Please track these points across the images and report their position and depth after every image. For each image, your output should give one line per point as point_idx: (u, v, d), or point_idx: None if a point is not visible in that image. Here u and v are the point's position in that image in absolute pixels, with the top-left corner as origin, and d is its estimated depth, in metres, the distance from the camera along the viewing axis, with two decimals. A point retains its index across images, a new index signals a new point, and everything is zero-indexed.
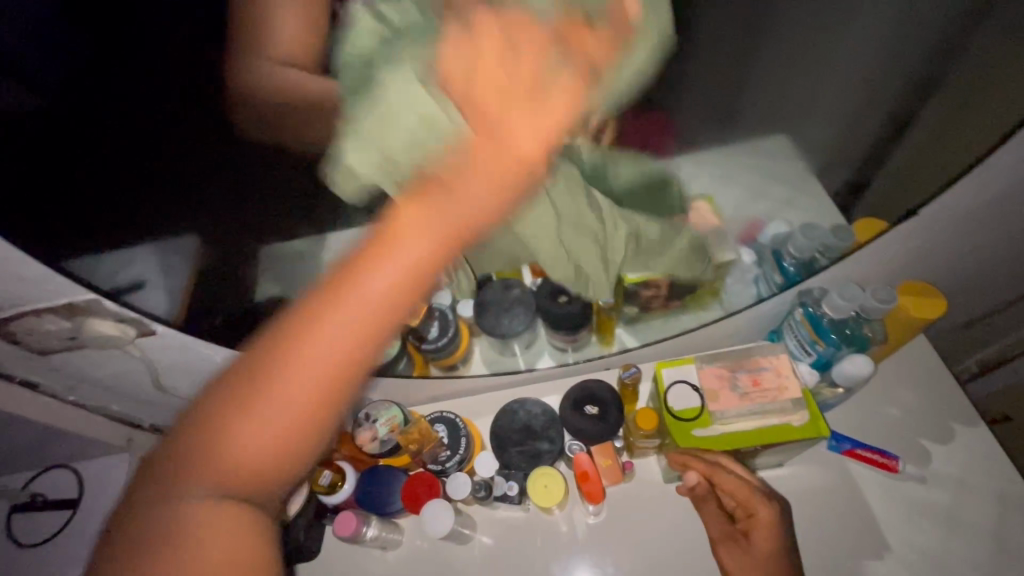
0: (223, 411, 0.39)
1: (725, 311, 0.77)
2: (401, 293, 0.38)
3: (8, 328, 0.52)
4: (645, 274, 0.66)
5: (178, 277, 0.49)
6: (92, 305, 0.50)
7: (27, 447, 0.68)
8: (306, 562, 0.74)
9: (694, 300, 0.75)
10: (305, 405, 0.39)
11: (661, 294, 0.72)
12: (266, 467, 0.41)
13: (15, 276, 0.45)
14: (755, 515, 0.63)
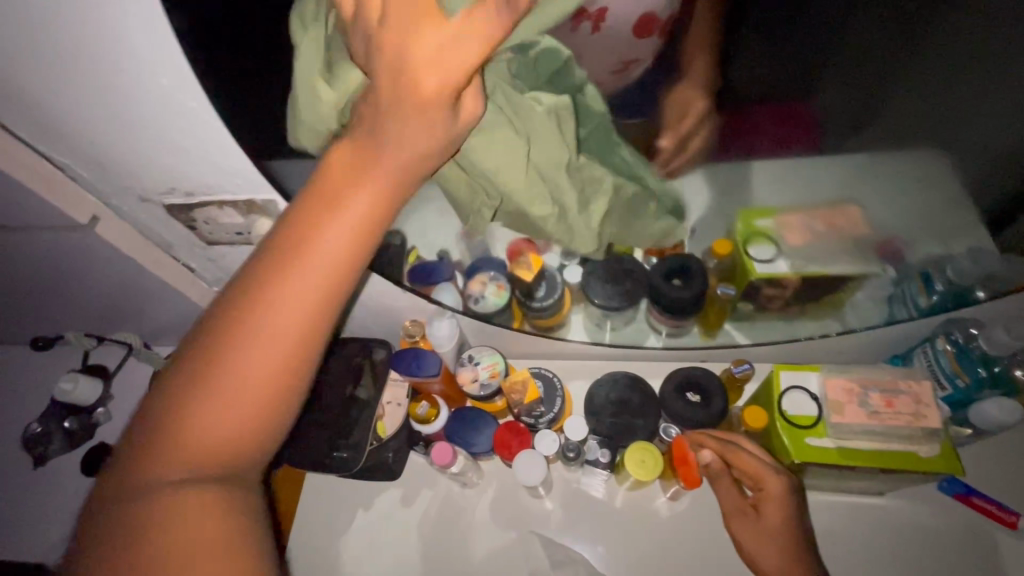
0: (269, 275, 0.40)
1: (842, 327, 0.72)
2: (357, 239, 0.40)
3: (192, 214, 0.57)
4: (774, 271, 0.64)
5: (310, 182, 0.50)
6: (268, 206, 0.54)
7: (169, 329, 0.73)
8: (390, 481, 0.79)
9: (817, 307, 0.71)
10: (323, 284, 0.41)
11: (784, 295, 0.69)
12: (299, 342, 0.41)
13: (216, 165, 0.49)
14: (764, 491, 0.62)
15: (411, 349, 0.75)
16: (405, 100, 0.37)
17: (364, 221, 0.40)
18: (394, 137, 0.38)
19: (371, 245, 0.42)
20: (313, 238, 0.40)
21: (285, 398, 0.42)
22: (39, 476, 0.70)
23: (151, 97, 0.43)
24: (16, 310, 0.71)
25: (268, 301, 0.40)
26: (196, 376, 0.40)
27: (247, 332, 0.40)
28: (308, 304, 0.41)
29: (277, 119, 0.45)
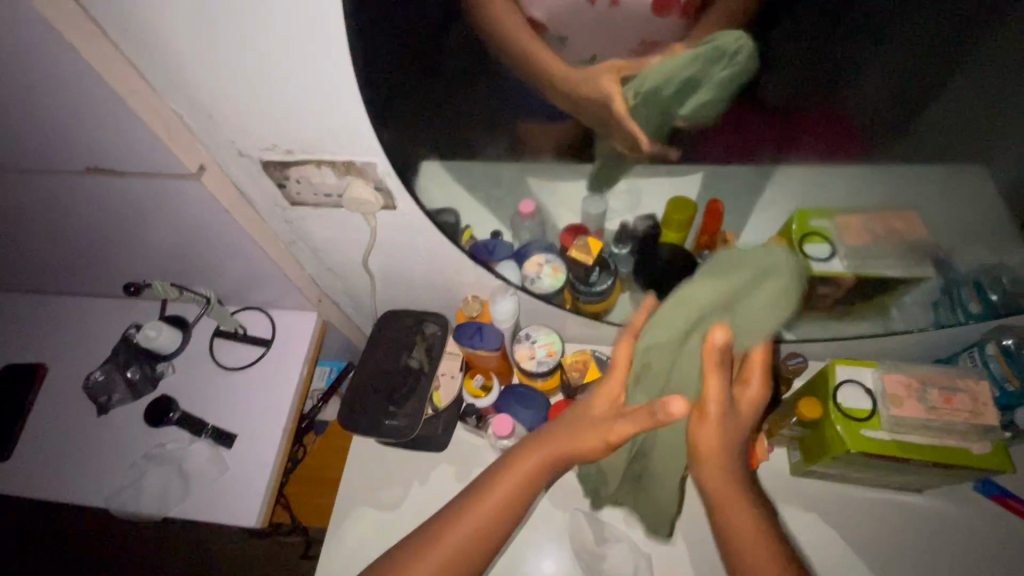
0: (526, 461, 0.54)
1: (882, 329, 0.74)
2: (561, 459, 0.53)
3: (286, 172, 0.58)
4: (832, 270, 0.64)
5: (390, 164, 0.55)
6: (367, 168, 0.56)
7: (235, 287, 0.74)
8: (434, 451, 0.81)
9: (865, 306, 0.73)
10: (540, 480, 0.55)
11: (835, 295, 0.70)
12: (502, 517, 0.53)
13: (327, 123, 0.50)
14: (746, 382, 0.51)
15: (473, 322, 0.77)
16: (614, 396, 0.52)
17: (575, 443, 0.52)
18: (596, 414, 0.52)
19: (558, 475, 0.56)
20: (542, 441, 0.55)
21: (485, 551, 0.54)
22: (102, 424, 0.71)
23: (284, 51, 0.44)
24: (88, 259, 0.72)
25: (497, 485, 0.54)
26: (469, 507, 0.54)
27: (478, 505, 0.53)
28: (522, 487, 0.54)
29: (354, 109, 0.49)
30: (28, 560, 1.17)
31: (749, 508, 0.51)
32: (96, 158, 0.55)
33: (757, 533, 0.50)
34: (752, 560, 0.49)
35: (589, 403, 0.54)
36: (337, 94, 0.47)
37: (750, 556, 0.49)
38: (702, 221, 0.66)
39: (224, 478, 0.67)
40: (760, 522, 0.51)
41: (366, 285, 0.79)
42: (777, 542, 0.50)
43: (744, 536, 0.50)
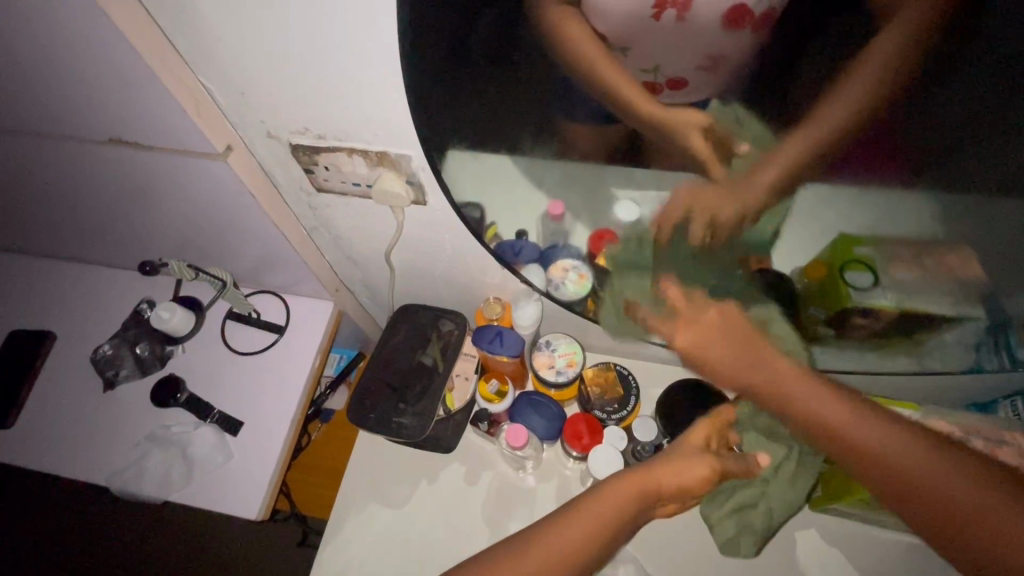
0: (595, 508, 0.55)
1: (916, 366, 0.69)
2: (645, 492, 0.57)
3: (316, 158, 0.55)
4: (874, 302, 0.61)
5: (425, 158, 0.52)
6: (401, 160, 0.53)
7: (252, 270, 0.71)
8: (441, 453, 0.78)
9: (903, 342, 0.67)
10: (636, 502, 0.57)
11: (873, 327, 0.65)
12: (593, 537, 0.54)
13: (364, 110, 0.48)
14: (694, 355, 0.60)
15: (493, 326, 0.74)
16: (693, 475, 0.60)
17: (654, 487, 0.58)
18: (687, 471, 0.59)
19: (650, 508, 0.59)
20: (639, 472, 0.58)
21: (583, 549, 0.54)
22: (107, 399, 0.69)
23: (326, 32, 0.40)
24: (104, 229, 0.70)
25: (590, 498, 0.56)
26: (556, 523, 0.55)
27: (572, 514, 0.55)
28: (615, 511, 0.55)
29: (394, 99, 0.46)
30: (30, 521, 1.18)
31: (871, 430, 0.49)
32: (119, 129, 0.52)
33: (928, 474, 0.45)
34: (904, 468, 0.46)
35: (682, 454, 0.61)
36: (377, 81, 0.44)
37: (918, 479, 0.46)
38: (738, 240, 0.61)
39: (228, 466, 0.65)
40: (921, 448, 0.47)
41: (385, 278, 0.77)
42: (920, 434, 0.48)
43: (905, 490, 0.46)
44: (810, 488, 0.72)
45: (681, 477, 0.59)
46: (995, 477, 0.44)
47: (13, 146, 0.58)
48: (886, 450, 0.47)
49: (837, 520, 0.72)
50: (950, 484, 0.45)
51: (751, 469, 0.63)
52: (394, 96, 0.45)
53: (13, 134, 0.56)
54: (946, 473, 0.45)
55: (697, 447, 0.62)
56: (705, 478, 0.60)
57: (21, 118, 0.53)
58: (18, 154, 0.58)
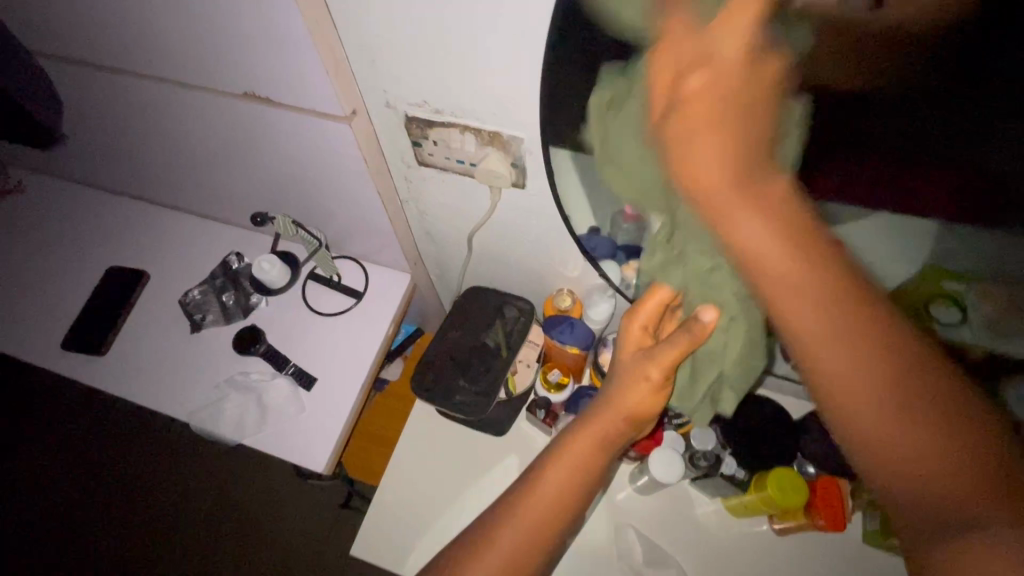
0: (575, 446, 0.49)
1: None
2: (594, 439, 0.49)
3: (427, 132, 0.56)
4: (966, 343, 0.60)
5: (536, 143, 0.53)
6: (511, 142, 0.54)
7: (340, 233, 0.74)
8: (494, 435, 0.80)
9: None
10: (584, 470, 0.49)
11: None
12: (557, 509, 0.48)
13: (489, 89, 0.49)
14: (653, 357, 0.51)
15: (564, 317, 0.74)
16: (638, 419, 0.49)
17: (606, 434, 0.49)
18: (632, 406, 0.49)
19: (594, 476, 0.49)
20: (596, 420, 0.49)
21: (545, 537, 0.47)
22: (193, 341, 0.73)
23: (471, 8, 0.42)
24: (210, 180, 0.74)
25: (545, 476, 0.48)
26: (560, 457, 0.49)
27: (545, 478, 0.48)
28: (573, 467, 0.48)
29: (521, 81, 0.47)
30: (83, 448, 1.24)
31: (939, 429, 0.32)
32: (249, 83, 0.55)
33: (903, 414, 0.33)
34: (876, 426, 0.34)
35: (623, 396, 0.49)
36: (507, 62, 0.45)
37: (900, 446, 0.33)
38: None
39: (299, 418, 0.68)
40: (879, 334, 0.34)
41: (461, 257, 0.79)
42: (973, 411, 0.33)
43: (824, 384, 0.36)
44: (868, 521, 0.70)
45: (619, 409, 0.49)
46: (979, 434, 0.32)
47: (145, 92, 0.61)
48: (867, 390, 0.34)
49: (893, 558, 0.69)
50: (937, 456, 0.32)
51: (696, 339, 0.45)
52: (522, 78, 0.46)
53: (146, 80, 0.60)
54: (970, 438, 0.32)
55: (634, 351, 0.50)
56: (651, 395, 0.48)
57: (159, 65, 0.57)
58: (150, 99, 0.62)
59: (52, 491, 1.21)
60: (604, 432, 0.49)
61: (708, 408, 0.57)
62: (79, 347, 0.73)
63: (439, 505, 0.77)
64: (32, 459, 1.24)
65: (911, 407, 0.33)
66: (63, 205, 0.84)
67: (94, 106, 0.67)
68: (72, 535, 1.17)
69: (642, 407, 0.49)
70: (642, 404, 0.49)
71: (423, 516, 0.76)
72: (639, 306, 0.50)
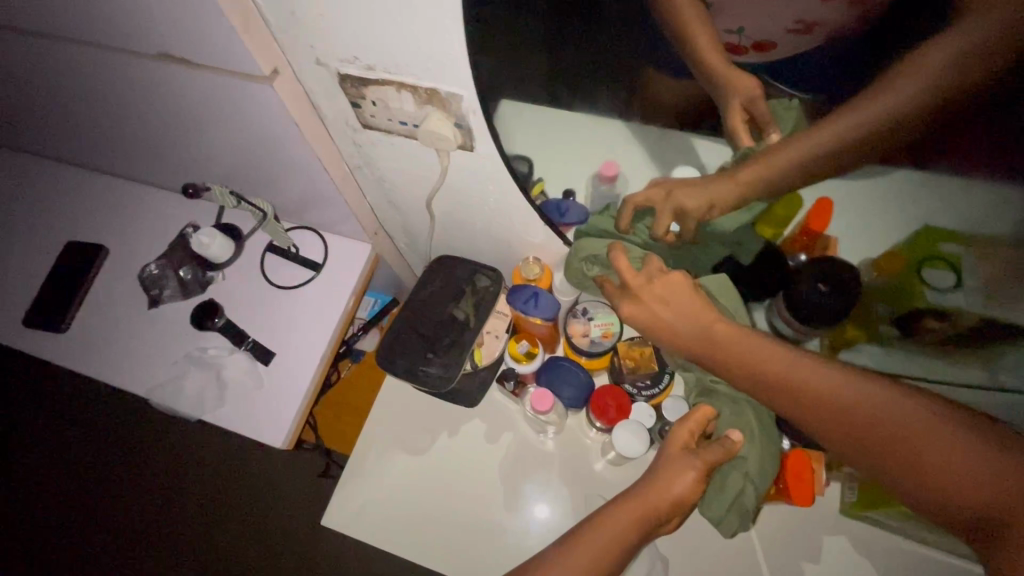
0: (615, 516, 0.54)
1: None
2: (635, 511, 0.53)
3: (363, 91, 0.52)
4: (951, 304, 0.62)
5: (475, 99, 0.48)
6: (450, 100, 0.49)
7: (294, 203, 0.71)
8: (464, 407, 0.78)
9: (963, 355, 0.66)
10: (622, 539, 0.52)
11: (943, 332, 0.65)
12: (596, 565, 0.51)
13: (416, 40, 0.44)
14: (695, 421, 0.57)
15: (530, 286, 0.71)
16: (674, 505, 0.54)
17: (647, 507, 0.54)
18: (670, 489, 0.54)
19: (629, 547, 0.53)
20: (648, 491, 0.54)
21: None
22: (152, 316, 0.72)
23: None
24: (157, 150, 0.70)
25: (591, 533, 0.53)
26: (602, 522, 0.54)
27: (585, 535, 0.53)
28: (614, 533, 0.53)
29: (450, 30, 0.42)
30: (89, 418, 1.30)
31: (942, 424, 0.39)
32: (165, 42, 0.50)
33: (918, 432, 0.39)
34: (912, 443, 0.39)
35: (664, 478, 0.54)
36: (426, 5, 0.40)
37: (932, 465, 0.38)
38: (807, 217, 0.68)
39: (258, 393, 0.67)
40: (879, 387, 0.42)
41: (424, 225, 0.76)
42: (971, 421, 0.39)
43: (829, 409, 0.43)
44: (846, 492, 0.67)
45: (662, 490, 0.54)
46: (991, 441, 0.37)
47: (67, 56, 0.57)
48: (873, 402, 0.41)
49: (872, 530, 0.67)
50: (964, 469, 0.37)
51: (730, 451, 0.55)
52: (447, 25, 0.41)
53: (65, 43, 0.56)
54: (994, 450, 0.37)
55: (680, 450, 0.56)
56: (694, 484, 0.54)
57: (73, 24, 0.53)
58: (77, 63, 0.58)
59: (61, 458, 1.27)
60: (645, 511, 0.53)
61: (733, 518, 0.57)
62: (38, 324, 0.72)
63: (408, 477, 0.76)
64: (40, 427, 1.30)
65: (910, 420, 0.40)
66: (18, 178, 0.82)
67: (24, 73, 0.63)
68: (81, 498, 1.23)
69: (684, 495, 0.54)
70: (680, 491, 0.54)
71: (393, 487, 0.76)
72: (689, 415, 0.57)
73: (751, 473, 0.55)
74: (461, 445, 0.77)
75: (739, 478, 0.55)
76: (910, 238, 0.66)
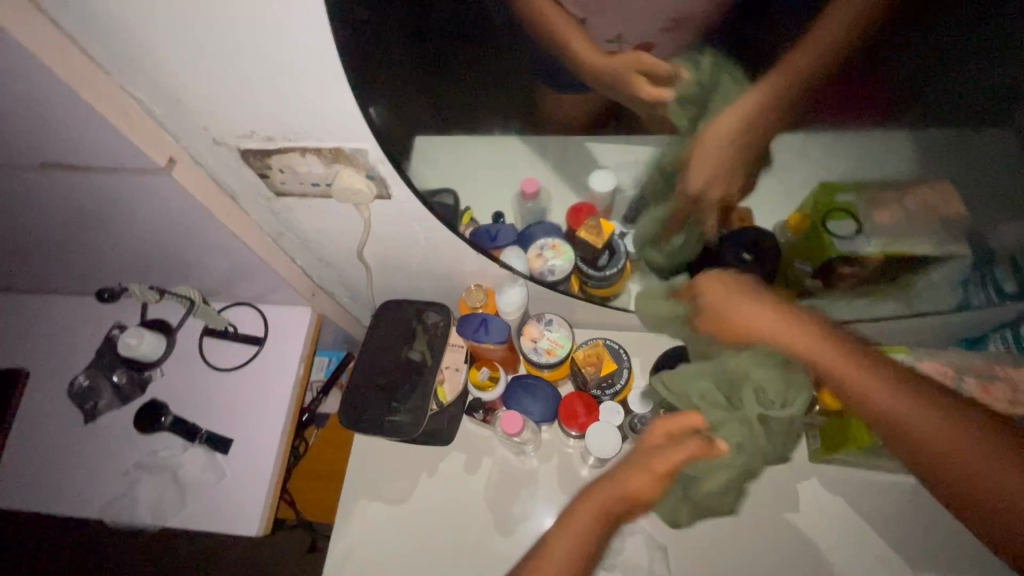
0: (584, 510, 0.54)
1: (906, 308, 0.74)
2: (604, 504, 0.54)
3: (268, 162, 0.52)
4: (857, 248, 0.65)
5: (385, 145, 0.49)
6: (356, 155, 0.50)
7: (221, 282, 0.69)
8: (439, 446, 0.78)
9: (883, 288, 0.72)
10: (593, 530, 0.53)
11: (860, 274, 0.70)
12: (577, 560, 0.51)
13: (310, 108, 0.45)
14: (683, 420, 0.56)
15: (477, 314, 0.72)
16: (638, 500, 0.55)
17: (613, 500, 0.54)
18: (636, 484, 0.55)
19: (599, 540, 0.53)
20: (611, 485, 0.55)
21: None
22: (90, 431, 0.68)
23: (252, 25, 0.38)
24: (62, 259, 0.67)
25: (566, 527, 0.53)
26: (576, 516, 0.54)
27: (563, 531, 0.53)
28: (592, 529, 0.53)
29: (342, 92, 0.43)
30: (47, 555, 1.20)
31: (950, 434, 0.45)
32: (48, 152, 0.49)
33: (928, 426, 0.46)
34: (935, 441, 0.45)
35: (630, 471, 0.55)
36: (311, 73, 0.42)
37: (934, 454, 0.45)
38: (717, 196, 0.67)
39: (221, 484, 0.64)
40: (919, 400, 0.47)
41: (361, 276, 0.75)
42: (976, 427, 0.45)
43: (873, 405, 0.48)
44: (810, 441, 0.71)
45: (628, 485, 0.55)
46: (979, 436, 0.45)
47: None
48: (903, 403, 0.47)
49: (841, 470, 0.71)
50: (971, 458, 0.44)
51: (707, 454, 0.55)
52: (338, 89, 0.43)
53: None
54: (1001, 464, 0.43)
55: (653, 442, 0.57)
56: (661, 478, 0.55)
57: None
58: None
59: None
60: (612, 504, 0.54)
61: (683, 509, 0.63)
62: None
63: (396, 530, 0.74)
64: None
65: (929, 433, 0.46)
66: None
67: None
68: None
69: (648, 488, 0.55)
70: (643, 484, 0.54)
71: (383, 545, 0.74)
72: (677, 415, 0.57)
73: (722, 479, 0.58)
74: (443, 485, 0.76)
75: (702, 480, 0.58)
76: (810, 199, 0.68)
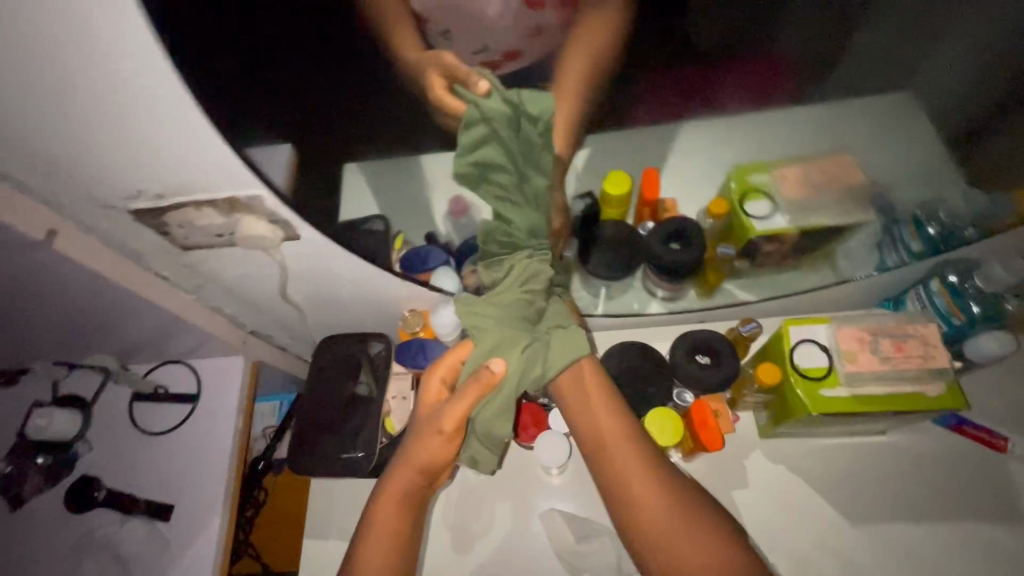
0: (409, 474, 0.59)
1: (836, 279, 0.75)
2: (418, 470, 0.59)
3: (163, 218, 0.50)
4: (774, 226, 0.68)
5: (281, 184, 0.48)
6: (252, 202, 0.49)
7: (141, 344, 0.66)
8: None
9: (807, 259, 0.75)
10: (417, 491, 0.59)
11: (782, 249, 0.72)
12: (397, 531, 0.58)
13: (191, 161, 0.44)
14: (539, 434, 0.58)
15: (415, 340, 0.72)
16: (436, 462, 0.59)
17: (424, 464, 0.59)
18: (432, 448, 0.58)
19: (407, 510, 0.59)
20: (435, 441, 0.59)
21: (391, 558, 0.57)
22: (19, 519, 0.64)
23: (108, 85, 0.37)
24: None
25: (390, 492, 0.59)
26: (401, 478, 0.59)
27: (395, 495, 0.58)
28: (401, 497, 0.58)
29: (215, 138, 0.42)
30: None
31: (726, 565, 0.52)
32: None
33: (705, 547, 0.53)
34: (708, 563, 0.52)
35: (438, 430, 0.59)
36: (179, 123, 0.40)
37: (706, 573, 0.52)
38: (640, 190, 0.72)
39: (166, 553, 0.62)
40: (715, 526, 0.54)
41: (294, 316, 0.73)
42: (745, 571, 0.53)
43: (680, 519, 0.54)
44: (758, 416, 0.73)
45: (426, 444, 0.58)
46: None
47: None
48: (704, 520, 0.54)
49: (788, 441, 0.73)
50: None
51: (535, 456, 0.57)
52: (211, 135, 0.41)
53: None
54: None
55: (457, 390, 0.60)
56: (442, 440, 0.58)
57: None
58: None
59: None
60: (421, 469, 0.59)
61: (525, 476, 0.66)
62: None
63: None
64: None
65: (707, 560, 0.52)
66: None
67: None
68: None
69: (439, 452, 0.59)
70: (448, 447, 0.58)
71: None
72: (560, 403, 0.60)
73: None
74: None
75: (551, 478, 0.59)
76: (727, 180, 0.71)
